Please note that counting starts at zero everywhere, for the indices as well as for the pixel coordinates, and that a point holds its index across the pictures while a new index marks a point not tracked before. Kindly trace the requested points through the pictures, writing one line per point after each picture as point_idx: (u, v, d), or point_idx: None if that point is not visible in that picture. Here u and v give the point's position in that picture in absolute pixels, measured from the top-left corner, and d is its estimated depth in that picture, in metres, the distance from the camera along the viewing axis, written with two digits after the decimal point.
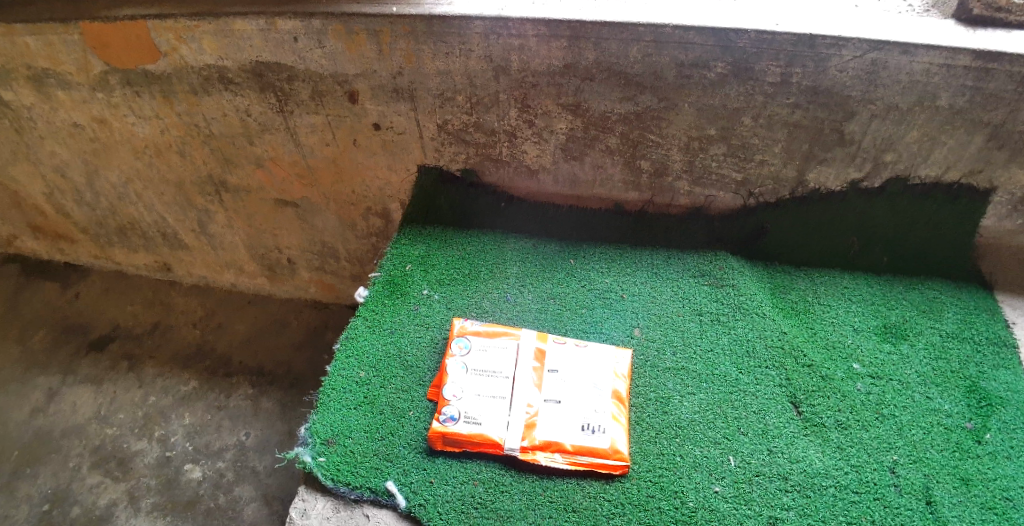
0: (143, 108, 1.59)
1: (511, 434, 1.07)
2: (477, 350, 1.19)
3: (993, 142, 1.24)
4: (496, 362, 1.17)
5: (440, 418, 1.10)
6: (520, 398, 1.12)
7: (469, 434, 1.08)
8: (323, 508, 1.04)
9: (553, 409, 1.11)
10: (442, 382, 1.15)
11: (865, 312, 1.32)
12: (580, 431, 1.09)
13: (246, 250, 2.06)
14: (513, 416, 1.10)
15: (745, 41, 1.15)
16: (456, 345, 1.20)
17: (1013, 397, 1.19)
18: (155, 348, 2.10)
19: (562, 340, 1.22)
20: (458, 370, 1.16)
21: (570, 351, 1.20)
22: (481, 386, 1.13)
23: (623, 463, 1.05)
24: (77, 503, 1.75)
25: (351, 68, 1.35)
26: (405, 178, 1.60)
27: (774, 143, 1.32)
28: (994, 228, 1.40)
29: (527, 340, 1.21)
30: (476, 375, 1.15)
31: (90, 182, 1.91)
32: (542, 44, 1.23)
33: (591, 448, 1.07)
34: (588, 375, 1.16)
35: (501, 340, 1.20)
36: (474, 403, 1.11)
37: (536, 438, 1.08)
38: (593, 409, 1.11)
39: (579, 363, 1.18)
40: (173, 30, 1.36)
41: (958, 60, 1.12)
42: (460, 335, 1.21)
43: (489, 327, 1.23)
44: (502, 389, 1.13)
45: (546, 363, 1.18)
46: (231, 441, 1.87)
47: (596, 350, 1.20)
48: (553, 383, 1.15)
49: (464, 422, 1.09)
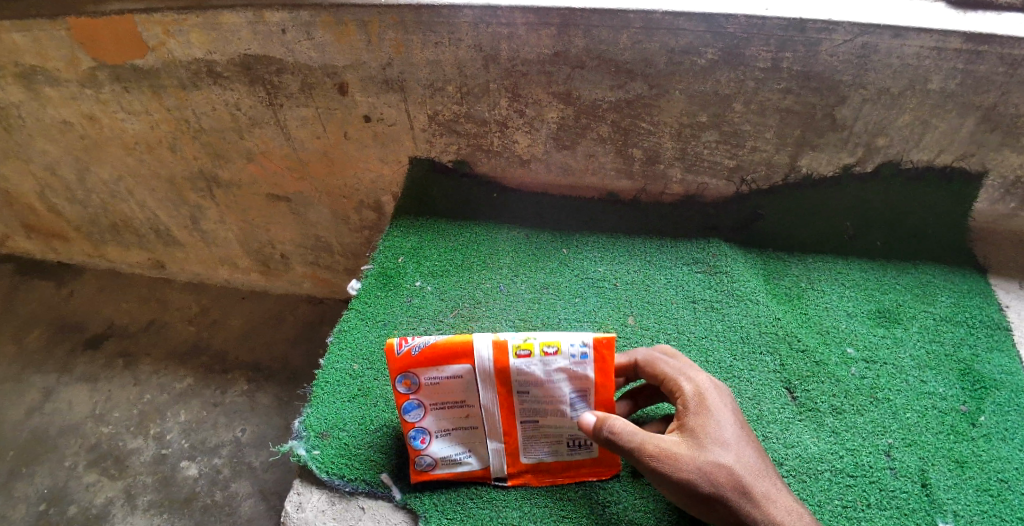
0: (133, 104, 1.57)
1: (497, 465, 1.02)
2: (432, 386, 0.97)
3: (986, 125, 1.24)
4: (456, 394, 0.98)
5: (417, 466, 1.01)
6: (494, 427, 1.00)
7: (457, 473, 1.02)
8: (319, 500, 1.04)
9: (532, 430, 1.00)
10: (406, 429, 0.99)
11: (859, 297, 1.32)
12: (567, 447, 1.01)
13: (239, 245, 2.05)
14: (491, 444, 1.01)
15: (735, 26, 1.15)
16: (402, 386, 0.97)
17: (1007, 380, 1.19)
18: (150, 344, 2.09)
19: (525, 347, 0.94)
20: (418, 411, 0.98)
21: (537, 362, 0.94)
22: (450, 423, 1.00)
23: (610, 467, 1.03)
24: (74, 502, 1.75)
25: (341, 59, 1.34)
26: (397, 169, 1.59)
27: (766, 129, 1.32)
28: (987, 211, 1.40)
29: (484, 360, 0.95)
30: (440, 413, 0.99)
31: (81, 180, 1.90)
32: (531, 32, 1.22)
33: (580, 460, 1.02)
34: (564, 389, 0.96)
35: (455, 368, 0.96)
36: (450, 443, 1.00)
37: (523, 460, 1.02)
38: (577, 423, 0.98)
39: (551, 376, 0.95)
40: (161, 25, 1.35)
41: (949, 43, 1.12)
42: (402, 373, 0.95)
43: (432, 351, 0.95)
44: (472, 421, 1.00)
45: (511, 384, 0.97)
46: (227, 437, 1.87)
47: (568, 357, 0.94)
48: (527, 405, 0.98)
49: (444, 464, 1.01)
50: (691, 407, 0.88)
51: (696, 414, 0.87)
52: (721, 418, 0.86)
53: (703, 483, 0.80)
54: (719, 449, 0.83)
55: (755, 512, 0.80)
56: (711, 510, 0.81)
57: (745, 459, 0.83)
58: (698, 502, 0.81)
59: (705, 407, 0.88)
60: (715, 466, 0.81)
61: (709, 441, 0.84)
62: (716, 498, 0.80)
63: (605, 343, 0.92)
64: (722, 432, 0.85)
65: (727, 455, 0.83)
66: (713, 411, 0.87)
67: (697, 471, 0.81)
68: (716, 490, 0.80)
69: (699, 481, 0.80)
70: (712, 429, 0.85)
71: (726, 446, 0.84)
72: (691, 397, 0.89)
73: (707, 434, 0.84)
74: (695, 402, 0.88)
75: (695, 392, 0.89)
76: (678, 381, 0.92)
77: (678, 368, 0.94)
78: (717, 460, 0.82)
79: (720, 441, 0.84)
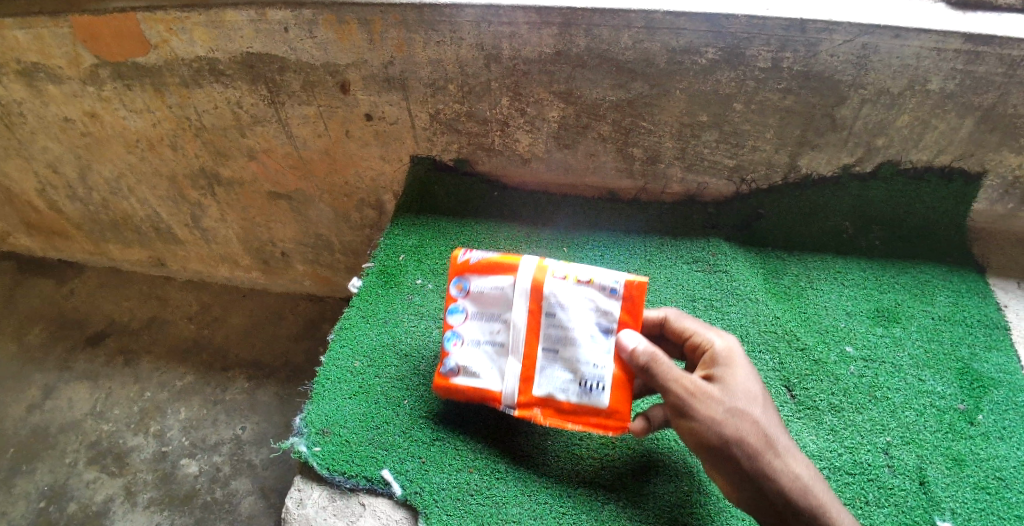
0: (135, 102, 1.58)
1: (509, 389, 0.99)
2: (477, 291, 1.02)
3: (985, 126, 1.25)
4: (495, 306, 1.01)
5: (442, 369, 1.04)
6: (515, 350, 0.99)
7: (470, 388, 1.01)
8: (319, 497, 1.04)
9: (552, 361, 0.97)
10: (444, 327, 1.04)
11: (858, 296, 1.32)
12: (578, 389, 0.96)
13: (240, 243, 2.05)
14: (510, 367, 0.99)
15: (736, 26, 1.16)
16: (455, 287, 1.04)
17: (1004, 378, 1.20)
18: (150, 342, 2.09)
19: (567, 271, 0.98)
20: (459, 314, 1.03)
21: (572, 288, 0.96)
22: (482, 335, 1.01)
23: (619, 425, 0.95)
24: (74, 499, 1.75)
25: (343, 58, 1.35)
26: (398, 167, 1.60)
27: (766, 129, 1.33)
28: (986, 212, 1.41)
29: (523, 276, 0.98)
30: (477, 322, 1.02)
31: (82, 177, 1.90)
32: (533, 31, 1.23)
33: (589, 407, 0.96)
34: (591, 318, 0.95)
35: (500, 281, 1.01)
36: (474, 354, 1.02)
37: (534, 394, 0.98)
38: (594, 363, 0.95)
39: (581, 307, 0.96)
40: (163, 22, 1.35)
41: (949, 43, 1.13)
42: (459, 274, 1.04)
43: (490, 259, 1.02)
44: (500, 338, 1.00)
45: (542, 306, 0.97)
46: (227, 435, 1.87)
47: (601, 287, 0.95)
48: (552, 330, 0.97)
49: (464, 374, 1.02)
50: (721, 359, 0.89)
51: (726, 366, 0.87)
52: (751, 375, 0.87)
53: (730, 427, 0.80)
54: (747, 398, 0.83)
55: (776, 466, 0.79)
56: (731, 459, 0.80)
57: (770, 417, 0.83)
58: (719, 448, 0.80)
59: (735, 362, 0.88)
60: (742, 414, 0.81)
61: (737, 391, 0.84)
62: (739, 444, 0.80)
63: (638, 283, 0.93)
64: (750, 384, 0.85)
65: (755, 407, 0.83)
66: (742, 367, 0.88)
67: (723, 415, 0.81)
68: (741, 436, 0.80)
69: (726, 426, 0.80)
70: (741, 381, 0.85)
71: (754, 400, 0.84)
72: (721, 351, 0.90)
73: (736, 384, 0.85)
74: (725, 356, 0.89)
75: (725, 348, 0.90)
76: (709, 337, 0.93)
77: (709, 327, 0.95)
78: (745, 409, 0.82)
79: (749, 394, 0.84)
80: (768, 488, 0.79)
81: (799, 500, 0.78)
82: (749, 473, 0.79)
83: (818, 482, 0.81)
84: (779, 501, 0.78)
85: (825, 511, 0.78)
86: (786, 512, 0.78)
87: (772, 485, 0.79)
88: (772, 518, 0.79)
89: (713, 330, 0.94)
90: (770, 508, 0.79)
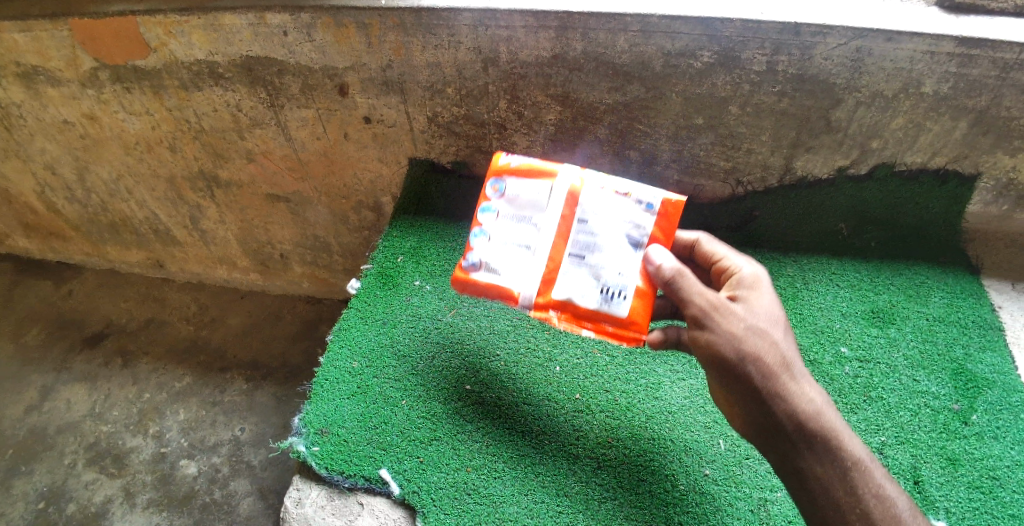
0: (134, 104, 1.58)
1: (528, 289, 0.96)
2: (513, 193, 1.02)
3: (978, 128, 1.26)
4: (528, 208, 1.00)
5: (464, 265, 1.02)
6: (542, 252, 0.97)
7: (489, 285, 0.99)
8: (318, 496, 1.05)
9: (576, 266, 0.95)
10: (473, 224, 1.03)
11: (853, 297, 1.33)
12: (599, 296, 0.93)
13: (239, 245, 2.06)
14: (533, 265, 0.97)
15: (731, 30, 1.16)
16: (490, 188, 1.04)
17: (998, 379, 1.21)
18: (149, 343, 2.10)
19: (606, 182, 0.97)
20: (490, 214, 1.02)
21: (608, 198, 0.96)
22: (509, 235, 1.00)
23: (637, 337, 0.93)
24: (73, 500, 1.76)
25: (341, 61, 1.35)
26: (396, 169, 1.61)
27: (761, 131, 1.34)
28: (980, 213, 1.42)
29: (562, 182, 0.98)
30: (506, 222, 1.01)
31: (81, 179, 1.90)
32: (530, 34, 1.23)
33: (607, 315, 0.93)
34: (622, 227, 0.94)
35: (536, 186, 1.00)
36: (499, 251, 1.00)
37: (553, 296, 0.95)
38: (618, 272, 0.93)
39: (613, 217, 0.95)
40: (163, 25, 1.36)
41: (942, 47, 1.14)
42: (497, 175, 1.04)
43: (530, 165, 1.02)
44: (527, 239, 0.98)
45: (576, 211, 0.97)
46: (226, 436, 1.88)
47: (637, 201, 0.94)
48: (581, 234, 0.96)
49: (485, 271, 1.00)
50: (746, 283, 0.89)
51: (751, 289, 0.88)
52: (774, 303, 0.87)
53: (748, 343, 0.80)
54: (767, 320, 0.84)
55: (791, 388, 0.79)
56: (746, 376, 0.80)
57: (789, 344, 0.83)
58: (736, 362, 0.80)
59: (761, 287, 0.88)
60: (761, 333, 0.81)
61: (759, 314, 0.84)
62: (755, 361, 0.80)
63: (675, 203, 0.93)
64: (772, 309, 0.85)
65: (775, 331, 0.83)
66: (766, 292, 0.88)
67: (744, 331, 0.81)
68: (759, 354, 0.80)
69: (745, 342, 0.80)
70: (764, 305, 0.85)
71: (775, 324, 0.84)
72: (748, 276, 0.90)
73: (758, 307, 0.85)
74: (751, 281, 0.89)
75: (752, 274, 0.90)
76: (737, 263, 0.93)
77: (738, 255, 0.95)
78: (765, 330, 0.82)
79: (770, 318, 0.84)
80: (780, 408, 0.78)
81: (810, 424, 0.78)
82: (761, 392, 0.79)
83: (832, 411, 0.80)
84: (790, 423, 0.78)
85: (837, 437, 0.77)
86: (796, 435, 0.78)
87: (784, 407, 0.79)
88: (780, 440, 0.79)
89: (742, 257, 0.94)
90: (780, 429, 0.79)
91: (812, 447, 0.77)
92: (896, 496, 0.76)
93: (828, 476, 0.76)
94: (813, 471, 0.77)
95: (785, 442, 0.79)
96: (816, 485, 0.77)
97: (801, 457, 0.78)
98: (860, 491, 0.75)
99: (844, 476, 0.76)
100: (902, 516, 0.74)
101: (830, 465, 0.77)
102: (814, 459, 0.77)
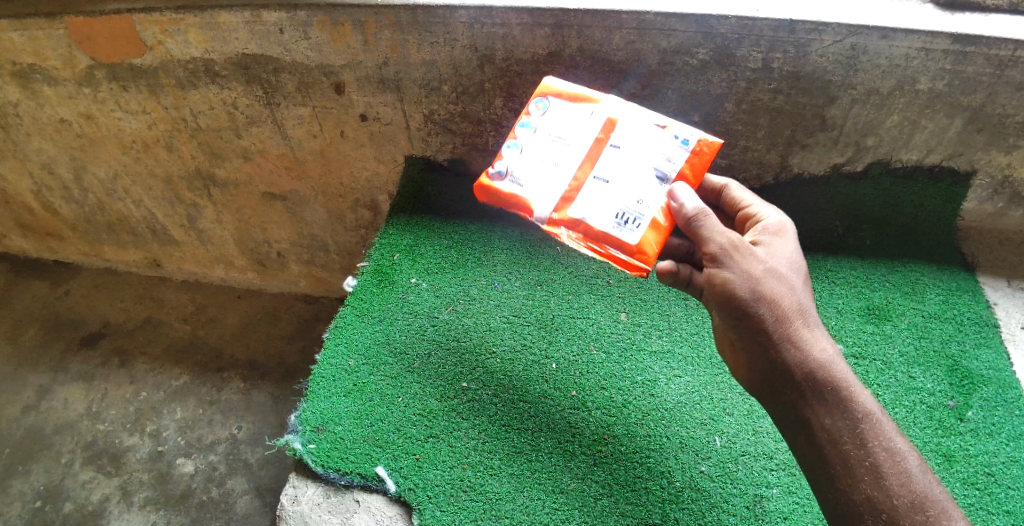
0: (130, 103, 1.59)
1: (547, 201, 0.93)
2: (555, 115, 1.01)
3: (973, 125, 1.26)
4: (565, 128, 0.98)
5: (491, 173, 1.00)
6: (568, 169, 0.94)
7: (510, 194, 0.97)
8: (314, 494, 1.05)
9: (597, 186, 0.91)
10: (510, 137, 1.02)
11: (849, 294, 1.33)
12: (612, 220, 0.89)
13: (236, 244, 2.06)
14: (556, 181, 0.94)
15: (726, 27, 1.17)
16: (534, 106, 1.03)
17: (994, 375, 1.21)
18: (145, 342, 2.10)
19: (646, 113, 0.95)
20: (527, 130, 1.01)
21: (645, 129, 0.93)
22: (541, 150, 0.98)
23: (642, 268, 0.86)
24: (70, 499, 1.77)
25: (337, 59, 1.35)
26: (393, 168, 1.61)
27: (756, 129, 1.34)
28: (976, 210, 1.42)
29: (604, 108, 0.97)
30: (541, 139, 0.99)
31: (78, 178, 1.90)
32: (525, 32, 1.24)
33: (616, 240, 0.88)
34: (652, 157, 0.91)
35: (579, 111, 0.99)
36: (527, 165, 0.98)
37: (567, 213, 0.91)
38: (638, 200, 0.89)
39: (645, 146, 0.92)
40: (159, 24, 1.36)
41: (937, 44, 1.14)
42: (543, 95, 1.03)
43: (579, 91, 1.01)
44: (556, 156, 0.96)
45: (611, 137, 0.94)
46: (223, 434, 1.88)
47: (674, 135, 0.91)
48: (611, 158, 0.93)
49: (510, 181, 0.98)
50: (770, 231, 0.87)
51: (775, 237, 0.86)
52: (796, 252, 0.86)
53: (767, 285, 0.78)
54: (786, 266, 0.82)
55: (802, 335, 0.79)
56: (759, 319, 0.78)
57: (806, 293, 0.83)
58: (751, 304, 0.78)
59: (786, 235, 0.87)
60: (780, 278, 0.80)
61: (780, 260, 0.82)
62: (772, 303, 0.78)
63: (710, 143, 0.90)
64: (793, 257, 0.84)
65: (793, 278, 0.82)
66: (790, 241, 0.86)
67: (762, 274, 0.79)
68: (775, 298, 0.78)
69: (765, 284, 0.78)
70: (786, 253, 0.84)
71: (794, 271, 0.83)
72: (773, 224, 0.88)
73: (779, 254, 0.83)
74: (775, 229, 0.87)
75: (778, 222, 0.89)
76: (764, 211, 0.91)
77: (765, 204, 0.94)
78: (783, 275, 0.81)
79: (791, 265, 0.83)
80: (790, 354, 0.78)
81: (820, 372, 0.77)
82: (773, 336, 0.79)
83: (844, 363, 0.80)
84: (800, 369, 0.78)
85: (848, 387, 0.77)
86: (804, 382, 0.78)
87: (795, 353, 0.78)
88: (788, 386, 0.79)
89: (770, 206, 0.93)
90: (789, 375, 0.78)
91: (821, 396, 0.77)
92: (907, 450, 0.74)
93: (836, 427, 0.75)
94: (821, 421, 0.76)
95: (794, 389, 0.78)
96: (822, 436, 0.76)
97: (808, 406, 0.77)
98: (869, 442, 0.74)
99: (853, 427, 0.75)
100: (912, 470, 0.72)
101: (839, 415, 0.76)
102: (822, 408, 0.77)
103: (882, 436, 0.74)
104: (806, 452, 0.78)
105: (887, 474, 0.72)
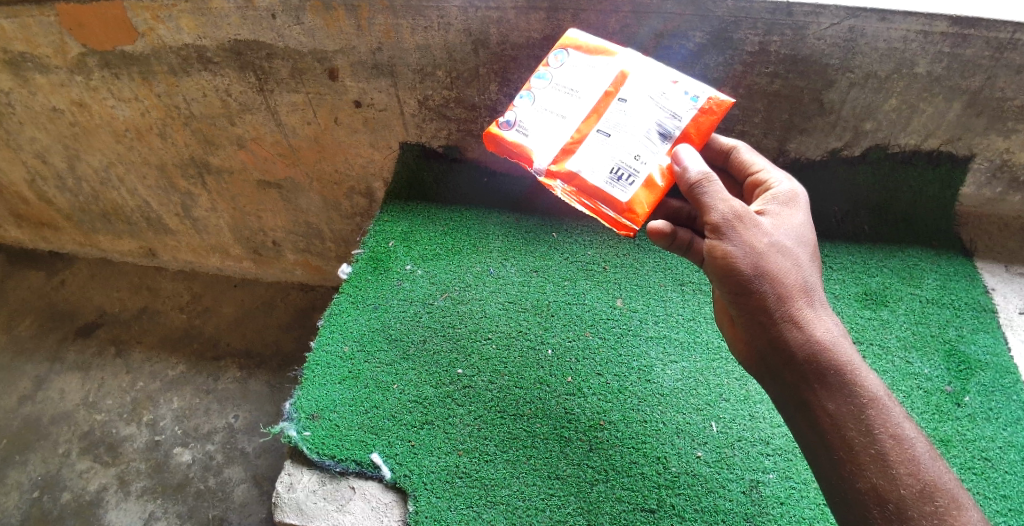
0: (122, 91, 1.57)
1: (548, 154, 0.94)
2: (569, 67, 1.00)
3: (971, 109, 1.25)
4: (579, 80, 0.98)
5: (499, 122, 1.00)
6: (573, 121, 0.94)
7: (513, 143, 0.97)
8: (308, 481, 1.04)
9: (598, 140, 0.92)
10: (523, 87, 1.02)
11: (847, 280, 1.32)
12: (607, 175, 0.90)
13: (231, 234, 2.05)
14: (561, 133, 0.94)
15: (724, 10, 1.15)
16: (553, 57, 1.02)
17: (991, 360, 1.21)
18: (141, 332, 2.09)
19: (659, 68, 0.94)
20: (541, 83, 1.01)
21: (654, 84, 0.92)
22: (552, 101, 0.98)
23: (630, 227, 0.87)
24: (67, 489, 1.77)
25: (331, 45, 1.34)
26: (388, 155, 1.60)
27: (754, 114, 1.33)
28: (974, 196, 1.41)
29: (619, 61, 0.96)
30: (554, 91, 0.99)
31: (71, 166, 1.89)
32: (520, 16, 1.22)
33: (607, 196, 0.89)
34: (657, 113, 0.90)
35: (595, 65, 0.98)
36: (534, 115, 0.98)
37: (565, 166, 0.92)
38: (635, 156, 0.89)
39: (653, 101, 0.91)
40: (150, 10, 1.35)
41: (936, 26, 1.13)
42: (562, 47, 1.02)
43: (598, 45, 1.00)
44: (565, 108, 0.96)
45: (620, 90, 0.94)
46: (220, 423, 1.88)
47: (684, 91, 0.91)
48: (616, 113, 0.93)
49: (516, 131, 0.98)
50: (779, 201, 0.86)
51: (783, 208, 0.85)
52: (804, 224, 0.85)
53: (771, 261, 0.78)
54: (791, 240, 0.81)
55: (806, 315, 0.78)
56: (761, 297, 0.78)
57: (813, 269, 0.82)
58: (751, 279, 0.77)
59: (796, 206, 0.86)
60: (784, 252, 0.79)
61: (786, 234, 0.82)
62: (774, 279, 0.78)
63: (720, 102, 0.89)
64: (799, 229, 0.83)
65: (800, 254, 0.81)
66: (798, 211, 0.85)
67: (765, 247, 0.78)
68: (777, 274, 0.78)
69: (768, 258, 0.78)
70: (794, 227, 0.83)
71: (800, 245, 0.82)
72: (784, 192, 0.88)
73: (786, 228, 0.82)
74: (785, 199, 0.87)
75: (789, 191, 0.88)
76: (775, 178, 0.91)
77: (776, 169, 0.93)
78: (788, 250, 0.80)
79: (797, 239, 0.82)
80: (791, 334, 0.78)
81: (823, 354, 0.76)
82: (774, 314, 0.78)
83: (849, 343, 0.79)
84: (802, 350, 0.77)
85: (853, 370, 0.76)
86: (806, 364, 0.77)
87: (797, 333, 0.78)
88: (788, 367, 0.79)
89: (780, 172, 0.92)
90: (790, 356, 0.78)
91: (823, 380, 0.76)
92: (914, 437, 0.73)
93: (839, 411, 0.75)
94: (822, 406, 0.76)
95: (795, 370, 0.78)
96: (823, 420, 0.75)
97: (809, 389, 0.77)
98: (875, 429, 0.73)
99: (858, 413, 0.74)
100: (918, 458, 0.72)
101: (842, 400, 0.75)
102: (825, 392, 0.76)
103: (888, 422, 0.74)
104: (809, 433, 0.78)
105: (895, 463, 0.71)
